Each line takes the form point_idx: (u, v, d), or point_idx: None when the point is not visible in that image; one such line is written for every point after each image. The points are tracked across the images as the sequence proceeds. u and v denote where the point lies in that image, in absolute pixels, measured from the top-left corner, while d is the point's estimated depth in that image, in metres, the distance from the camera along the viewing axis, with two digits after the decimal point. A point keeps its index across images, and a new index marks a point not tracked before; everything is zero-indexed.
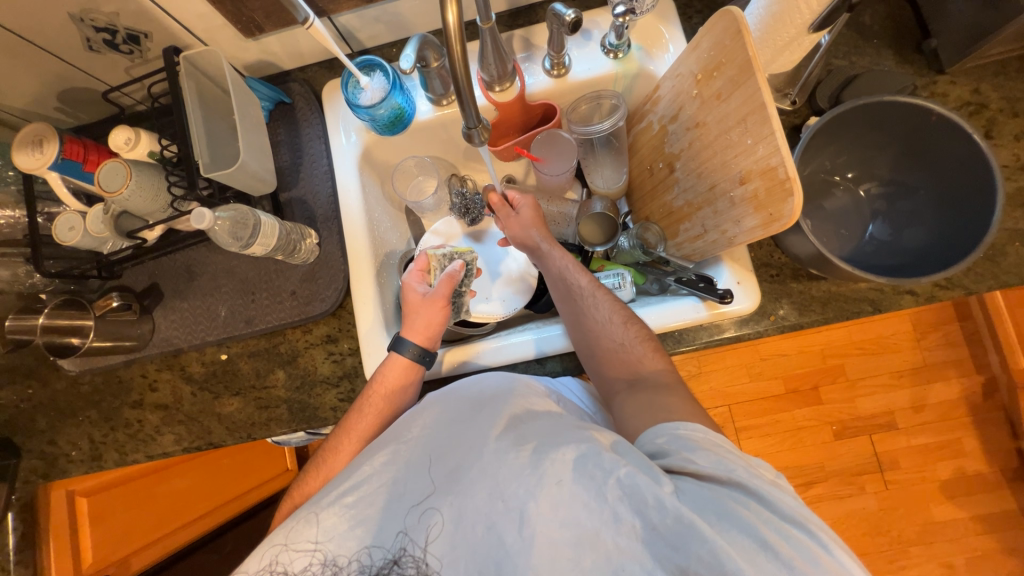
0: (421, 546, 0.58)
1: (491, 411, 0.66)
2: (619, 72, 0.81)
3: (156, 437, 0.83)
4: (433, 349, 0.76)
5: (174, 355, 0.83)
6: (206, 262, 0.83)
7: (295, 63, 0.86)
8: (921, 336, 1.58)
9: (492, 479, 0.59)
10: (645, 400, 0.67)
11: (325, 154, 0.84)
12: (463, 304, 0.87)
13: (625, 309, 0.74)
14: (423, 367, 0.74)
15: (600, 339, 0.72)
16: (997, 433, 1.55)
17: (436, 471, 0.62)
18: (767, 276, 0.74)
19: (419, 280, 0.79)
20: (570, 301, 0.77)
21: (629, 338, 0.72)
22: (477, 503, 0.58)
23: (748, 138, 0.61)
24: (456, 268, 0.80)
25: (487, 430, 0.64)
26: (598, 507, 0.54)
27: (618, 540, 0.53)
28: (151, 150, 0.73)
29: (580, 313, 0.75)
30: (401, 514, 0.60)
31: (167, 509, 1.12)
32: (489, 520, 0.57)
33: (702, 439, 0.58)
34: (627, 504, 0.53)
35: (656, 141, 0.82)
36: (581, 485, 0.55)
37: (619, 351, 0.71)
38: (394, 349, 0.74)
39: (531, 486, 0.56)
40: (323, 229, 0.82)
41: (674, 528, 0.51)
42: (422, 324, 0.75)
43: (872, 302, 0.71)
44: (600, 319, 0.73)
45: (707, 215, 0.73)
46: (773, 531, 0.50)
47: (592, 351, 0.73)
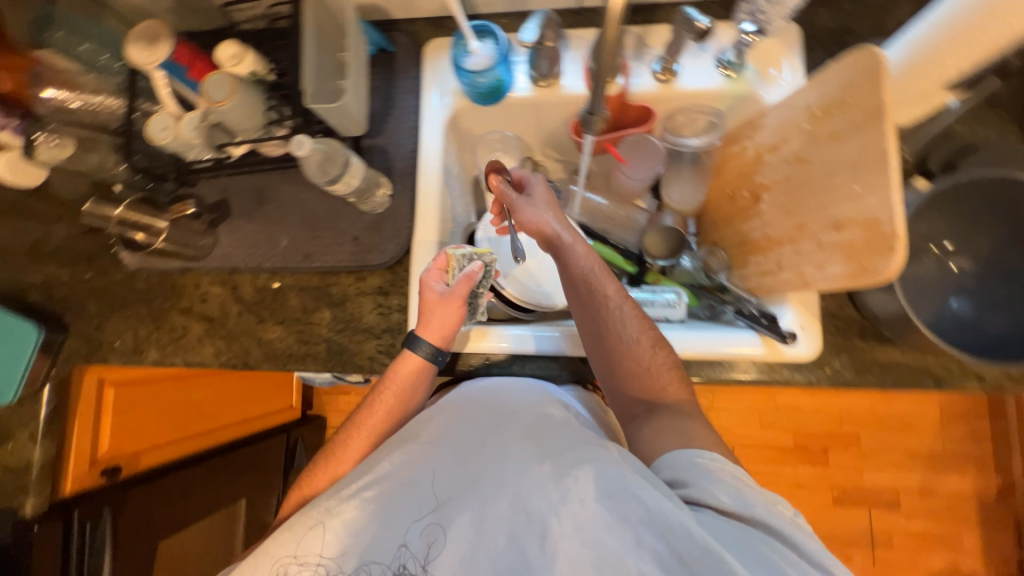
0: (422, 552, 0.58)
1: (511, 422, 0.68)
2: (727, 91, 0.79)
3: (196, 346, 0.84)
4: (446, 349, 0.74)
5: (230, 272, 0.85)
6: (278, 189, 0.84)
7: (404, 14, 0.86)
8: (945, 422, 1.54)
9: (512, 488, 0.59)
10: (659, 420, 0.68)
11: (415, 110, 0.84)
12: (480, 307, 0.81)
13: (654, 330, 0.72)
14: (435, 367, 0.74)
15: (625, 358, 0.70)
16: (1003, 538, 1.50)
17: (454, 478, 0.63)
18: (832, 327, 0.72)
19: (435, 279, 0.74)
20: (591, 310, 0.72)
21: (655, 363, 0.70)
22: (497, 512, 0.58)
23: (856, 185, 0.59)
24: (474, 270, 0.75)
25: (507, 440, 0.65)
26: (621, 532, 0.54)
27: (640, 566, 0.52)
28: (253, 71, 0.72)
29: (603, 325, 0.71)
30: (421, 515, 0.61)
31: (180, 416, 1.17)
32: (511, 530, 0.57)
33: (718, 469, 0.58)
34: (651, 529, 0.53)
35: (746, 167, 0.80)
36: (604, 504, 0.55)
37: (643, 376, 0.70)
38: (408, 346, 0.74)
39: (554, 501, 0.56)
40: (397, 183, 0.82)
41: (697, 557, 0.50)
42: (437, 325, 0.73)
43: (935, 378, 0.69)
44: (626, 338, 0.71)
45: (786, 252, 0.71)
46: (798, 572, 0.51)
47: (611, 367, 0.71)
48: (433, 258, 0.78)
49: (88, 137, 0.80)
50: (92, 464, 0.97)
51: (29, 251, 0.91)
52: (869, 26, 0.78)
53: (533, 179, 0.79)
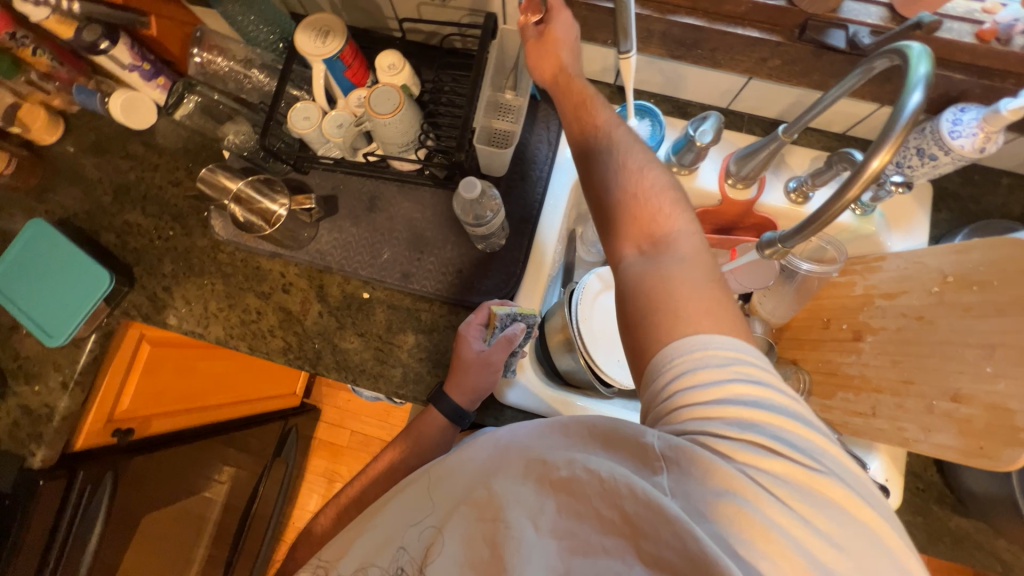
0: (413, 565, 0.51)
1: (515, 435, 0.50)
2: (852, 227, 0.81)
3: (266, 336, 0.81)
4: (470, 411, 0.73)
5: (320, 270, 0.83)
6: (393, 202, 0.83)
7: None
8: None
9: (479, 491, 0.48)
10: (662, 290, 0.50)
11: (547, 161, 0.84)
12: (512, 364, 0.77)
13: (676, 194, 0.56)
14: (458, 427, 0.73)
15: (643, 218, 0.55)
16: None
17: (435, 491, 0.53)
18: (914, 486, 0.73)
19: (476, 336, 0.71)
20: (595, 165, 0.59)
21: (679, 231, 0.53)
22: (473, 520, 0.48)
23: (986, 365, 0.61)
24: (516, 331, 0.70)
25: (502, 448, 0.50)
26: (585, 515, 0.44)
27: (603, 540, 0.43)
28: (405, 83, 0.74)
29: (623, 188, 0.56)
30: (401, 531, 0.54)
31: (200, 385, 1.11)
32: (489, 541, 0.46)
33: (700, 370, 0.44)
34: (612, 503, 0.42)
35: (851, 303, 0.82)
36: (563, 501, 0.45)
37: (660, 241, 0.53)
38: (432, 398, 0.73)
39: (528, 503, 0.46)
40: (514, 228, 0.82)
41: (647, 516, 0.40)
42: (469, 385, 0.71)
43: (1004, 563, 0.69)
44: (625, 189, 0.56)
45: (885, 401, 0.72)
46: (789, 520, 0.39)
47: (623, 232, 0.55)
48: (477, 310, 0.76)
49: (230, 107, 0.84)
50: (108, 423, 0.91)
51: (114, 191, 0.88)
52: (993, 201, 0.81)
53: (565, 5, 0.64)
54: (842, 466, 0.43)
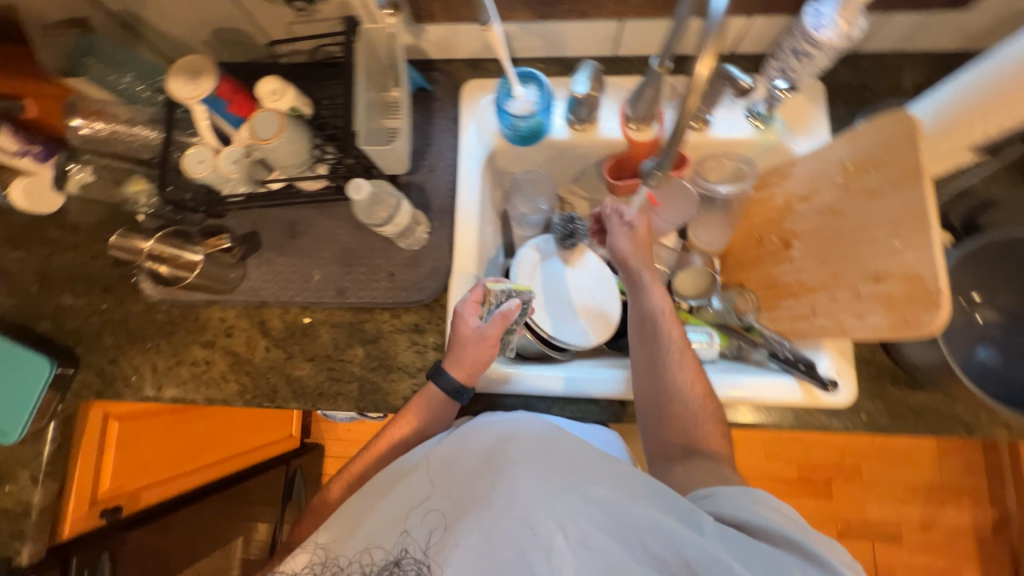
0: (426, 544, 0.58)
1: (518, 445, 0.62)
2: (757, 141, 0.82)
3: (219, 383, 0.81)
4: (470, 387, 0.73)
5: (258, 306, 0.83)
6: (312, 223, 0.84)
7: (442, 55, 0.88)
8: (943, 457, 1.58)
9: (499, 495, 0.57)
10: (695, 465, 0.67)
11: (453, 148, 0.85)
12: (510, 341, 0.80)
13: (705, 381, 0.73)
14: (458, 404, 0.73)
15: (672, 403, 0.71)
16: (998, 570, 1.53)
17: (454, 490, 0.61)
18: (866, 374, 0.74)
19: (472, 314, 0.72)
20: (650, 345, 0.74)
21: (701, 412, 0.70)
22: (499, 524, 0.55)
23: (896, 240, 0.62)
24: (511, 308, 0.72)
25: (516, 459, 0.60)
26: (629, 540, 0.54)
27: (646, 572, 0.52)
28: (293, 106, 0.73)
29: (657, 361, 0.73)
30: (415, 522, 0.60)
31: (182, 448, 1.12)
32: (518, 546, 0.53)
33: (757, 500, 0.59)
34: (659, 541, 0.53)
35: (775, 214, 0.83)
36: (608, 514, 0.55)
37: (688, 420, 0.70)
38: (432, 375, 0.73)
39: (557, 512, 0.55)
40: (435, 220, 0.83)
41: (710, 569, 0.51)
42: (468, 361, 0.71)
43: (966, 425, 0.71)
44: (680, 384, 0.71)
45: (821, 299, 0.73)
46: None
47: (657, 410, 0.72)
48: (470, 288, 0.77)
49: (122, 168, 0.82)
50: (92, 504, 0.91)
51: (40, 278, 0.87)
52: (885, 84, 0.83)
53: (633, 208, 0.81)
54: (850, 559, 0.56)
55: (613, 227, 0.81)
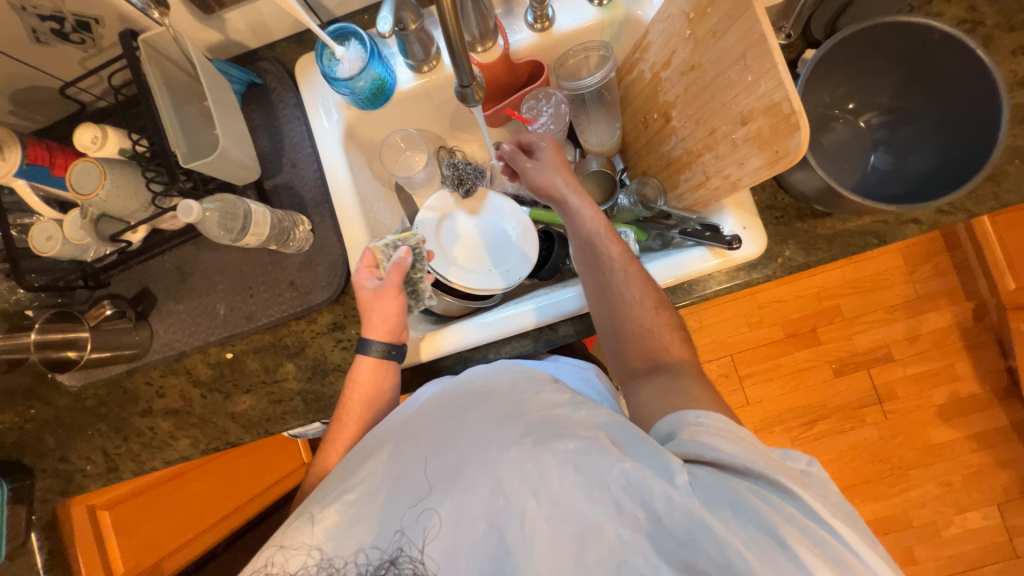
0: (422, 538, 0.55)
1: (496, 408, 0.62)
2: (606, 20, 0.78)
3: (171, 442, 0.81)
4: (399, 342, 0.73)
5: (178, 358, 0.81)
6: (196, 260, 0.80)
7: (261, 41, 0.81)
8: (912, 269, 1.61)
9: (476, 467, 0.56)
10: (659, 380, 0.64)
11: (307, 136, 0.80)
12: (424, 290, 0.78)
13: (657, 291, 0.70)
14: (393, 362, 0.73)
15: (626, 320, 0.69)
16: (988, 355, 1.60)
17: (435, 467, 0.58)
18: (771, 219, 0.73)
19: (366, 276, 0.72)
20: (594, 267, 0.72)
21: (657, 324, 0.69)
22: (477, 499, 0.54)
23: (748, 75, 0.59)
24: (401, 256, 0.72)
25: (495, 430, 0.59)
26: (601, 498, 0.51)
27: (620, 531, 0.50)
28: (121, 147, 0.68)
29: (603, 282, 0.71)
30: (400, 513, 0.56)
31: (192, 512, 1.12)
32: (491, 517, 0.54)
33: (728, 435, 0.53)
34: (629, 496, 0.50)
35: (649, 90, 0.79)
36: (583, 475, 0.52)
37: (645, 335, 0.68)
38: (358, 352, 0.72)
39: (533, 482, 0.53)
40: (315, 215, 0.79)
41: (682, 523, 0.48)
42: (379, 320, 0.71)
43: (877, 235, 0.71)
44: (629, 300, 0.69)
45: (707, 161, 0.71)
46: (793, 526, 0.47)
47: (613, 331, 0.70)
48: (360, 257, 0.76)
49: None
50: None
51: None
52: None
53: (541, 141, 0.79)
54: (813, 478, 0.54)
55: (546, 156, 0.77)
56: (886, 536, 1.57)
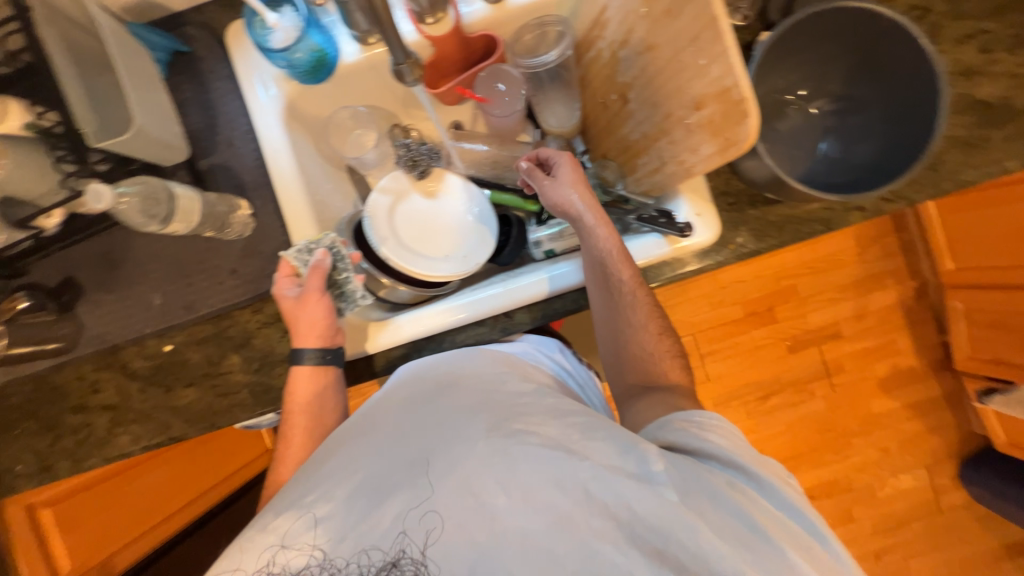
0: (423, 539, 0.52)
1: (456, 401, 0.61)
2: None
3: (110, 439, 0.77)
4: (334, 344, 0.71)
5: (112, 351, 0.76)
6: (126, 247, 0.74)
7: (187, 3, 0.74)
8: (863, 250, 1.68)
9: (444, 462, 0.55)
10: (654, 396, 0.67)
11: (243, 111, 0.74)
12: (354, 291, 0.72)
13: (663, 318, 0.72)
14: (332, 366, 0.71)
15: (630, 345, 0.71)
16: (927, 331, 1.70)
17: (411, 460, 0.57)
18: (725, 205, 0.73)
19: (286, 284, 0.70)
20: (607, 293, 0.70)
21: (660, 350, 0.71)
22: (444, 496, 0.53)
23: (701, 58, 0.58)
24: (319, 257, 0.69)
25: (464, 424, 0.58)
26: (569, 489, 0.52)
27: (591, 521, 0.51)
28: (25, 122, 0.59)
29: (615, 310, 0.70)
30: (401, 512, 0.53)
31: (145, 505, 1.07)
32: (459, 516, 0.52)
33: (719, 431, 0.56)
34: (598, 484, 0.52)
35: (607, 70, 0.77)
36: (552, 466, 0.53)
37: (646, 359, 0.71)
38: (292, 362, 0.69)
39: (500, 476, 0.53)
40: (256, 198, 0.75)
41: (653, 512, 0.50)
42: (307, 326, 0.68)
43: (824, 222, 0.72)
44: (635, 325, 0.71)
45: (663, 146, 0.70)
46: (762, 514, 0.50)
47: (616, 351, 0.73)
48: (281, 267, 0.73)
49: None
50: None
51: None
52: None
53: (561, 159, 0.73)
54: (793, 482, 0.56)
55: (563, 173, 0.71)
56: (829, 499, 1.70)
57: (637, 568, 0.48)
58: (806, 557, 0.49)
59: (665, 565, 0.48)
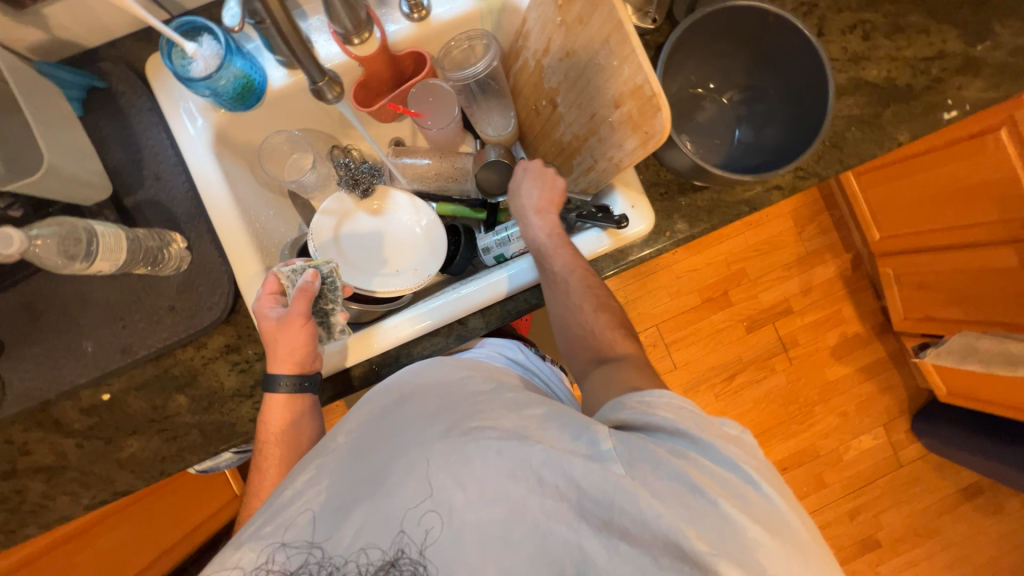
0: (422, 538, 0.51)
1: (416, 406, 0.61)
2: (483, 9, 0.79)
3: (46, 503, 0.71)
4: (310, 370, 0.69)
5: (41, 409, 0.71)
6: (50, 295, 0.70)
7: (100, 39, 0.72)
8: (800, 229, 1.80)
9: (404, 466, 0.55)
10: (604, 369, 0.67)
11: (170, 144, 0.73)
12: (336, 324, 0.71)
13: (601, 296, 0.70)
14: (308, 393, 0.69)
15: (570, 325, 0.71)
16: (867, 298, 1.83)
17: (374, 467, 0.57)
18: (657, 195, 0.78)
19: (270, 305, 0.68)
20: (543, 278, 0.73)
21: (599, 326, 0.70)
22: (403, 499, 0.52)
23: (614, 59, 0.61)
24: (308, 280, 0.67)
25: (422, 429, 0.57)
26: (523, 476, 0.52)
27: (544, 504, 0.51)
28: None
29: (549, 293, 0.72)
30: (398, 514, 0.52)
31: (99, 570, 0.99)
32: (415, 516, 0.52)
33: (666, 402, 0.56)
34: (549, 469, 0.52)
35: (534, 78, 0.80)
36: (506, 457, 0.53)
37: (589, 337, 0.71)
38: (267, 390, 0.67)
39: (458, 474, 0.53)
40: (190, 230, 0.73)
41: (598, 488, 0.50)
42: (286, 352, 0.66)
43: (749, 203, 0.77)
44: (571, 307, 0.70)
45: (593, 144, 0.74)
46: (704, 476, 0.50)
47: (564, 334, 0.73)
48: (263, 282, 0.71)
49: None
50: None
51: None
52: None
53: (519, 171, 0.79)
54: (742, 441, 0.55)
55: (524, 185, 0.78)
56: (801, 468, 1.77)
57: (588, 541, 0.50)
58: (744, 508, 0.50)
59: (612, 533, 0.49)
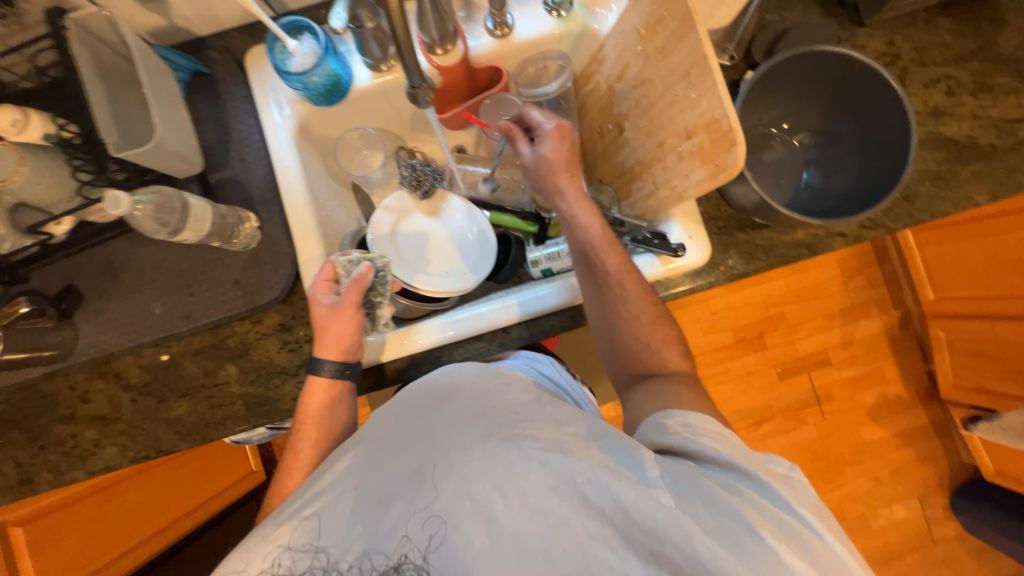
0: (423, 544, 0.53)
1: (456, 406, 0.61)
2: (564, 32, 0.82)
3: (96, 451, 0.75)
4: (354, 359, 0.71)
5: (106, 361, 0.75)
6: (130, 256, 0.75)
7: (210, 28, 0.78)
8: (847, 279, 1.73)
9: (445, 467, 0.55)
10: (652, 386, 0.67)
11: (257, 129, 0.78)
12: (381, 317, 0.74)
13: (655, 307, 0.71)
14: (349, 381, 0.71)
15: (621, 333, 0.71)
16: (913, 360, 1.74)
17: (411, 465, 0.58)
18: (715, 229, 0.77)
19: (325, 291, 0.70)
20: (588, 282, 0.72)
21: (655, 340, 0.70)
22: (444, 499, 0.54)
23: (692, 92, 0.61)
24: (363, 272, 0.70)
25: (462, 433, 0.58)
26: (567, 493, 0.51)
27: (588, 526, 0.51)
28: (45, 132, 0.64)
29: (599, 298, 0.71)
30: (399, 519, 0.54)
31: (121, 525, 1.02)
32: (455, 517, 0.53)
33: (713, 433, 0.56)
34: (595, 490, 0.51)
35: (604, 101, 0.82)
36: (550, 469, 0.52)
37: (641, 350, 0.71)
38: (311, 372, 0.70)
39: (500, 480, 0.53)
40: (263, 211, 0.77)
41: (648, 519, 0.49)
42: (334, 339, 0.69)
43: (808, 247, 0.76)
44: (626, 316, 0.70)
45: (657, 171, 0.75)
46: (759, 515, 0.49)
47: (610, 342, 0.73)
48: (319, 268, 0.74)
49: None
50: None
51: None
52: None
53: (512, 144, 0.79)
54: (794, 483, 0.55)
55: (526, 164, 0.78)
56: None
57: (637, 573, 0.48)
58: (805, 556, 0.48)
59: (662, 567, 0.48)
